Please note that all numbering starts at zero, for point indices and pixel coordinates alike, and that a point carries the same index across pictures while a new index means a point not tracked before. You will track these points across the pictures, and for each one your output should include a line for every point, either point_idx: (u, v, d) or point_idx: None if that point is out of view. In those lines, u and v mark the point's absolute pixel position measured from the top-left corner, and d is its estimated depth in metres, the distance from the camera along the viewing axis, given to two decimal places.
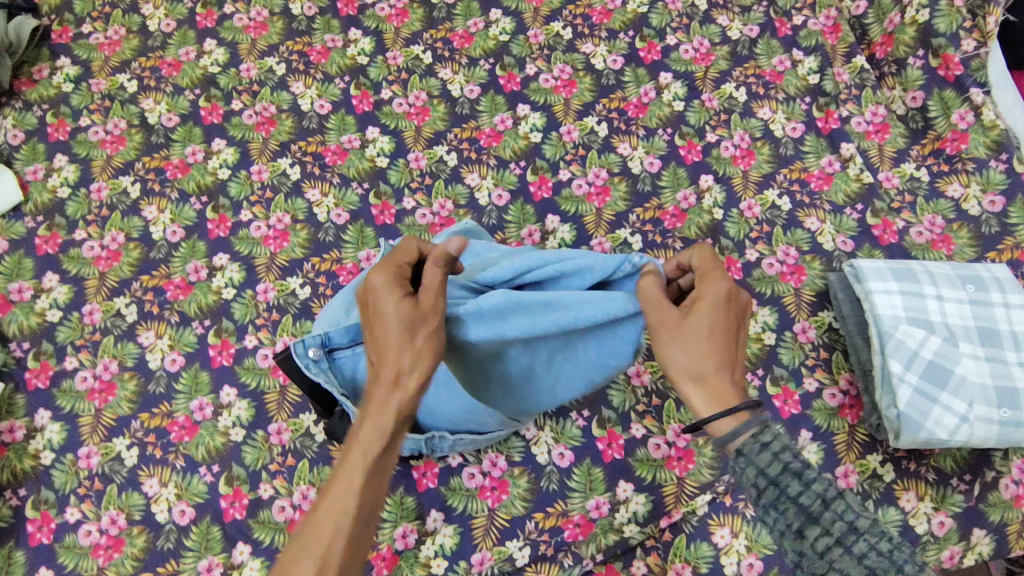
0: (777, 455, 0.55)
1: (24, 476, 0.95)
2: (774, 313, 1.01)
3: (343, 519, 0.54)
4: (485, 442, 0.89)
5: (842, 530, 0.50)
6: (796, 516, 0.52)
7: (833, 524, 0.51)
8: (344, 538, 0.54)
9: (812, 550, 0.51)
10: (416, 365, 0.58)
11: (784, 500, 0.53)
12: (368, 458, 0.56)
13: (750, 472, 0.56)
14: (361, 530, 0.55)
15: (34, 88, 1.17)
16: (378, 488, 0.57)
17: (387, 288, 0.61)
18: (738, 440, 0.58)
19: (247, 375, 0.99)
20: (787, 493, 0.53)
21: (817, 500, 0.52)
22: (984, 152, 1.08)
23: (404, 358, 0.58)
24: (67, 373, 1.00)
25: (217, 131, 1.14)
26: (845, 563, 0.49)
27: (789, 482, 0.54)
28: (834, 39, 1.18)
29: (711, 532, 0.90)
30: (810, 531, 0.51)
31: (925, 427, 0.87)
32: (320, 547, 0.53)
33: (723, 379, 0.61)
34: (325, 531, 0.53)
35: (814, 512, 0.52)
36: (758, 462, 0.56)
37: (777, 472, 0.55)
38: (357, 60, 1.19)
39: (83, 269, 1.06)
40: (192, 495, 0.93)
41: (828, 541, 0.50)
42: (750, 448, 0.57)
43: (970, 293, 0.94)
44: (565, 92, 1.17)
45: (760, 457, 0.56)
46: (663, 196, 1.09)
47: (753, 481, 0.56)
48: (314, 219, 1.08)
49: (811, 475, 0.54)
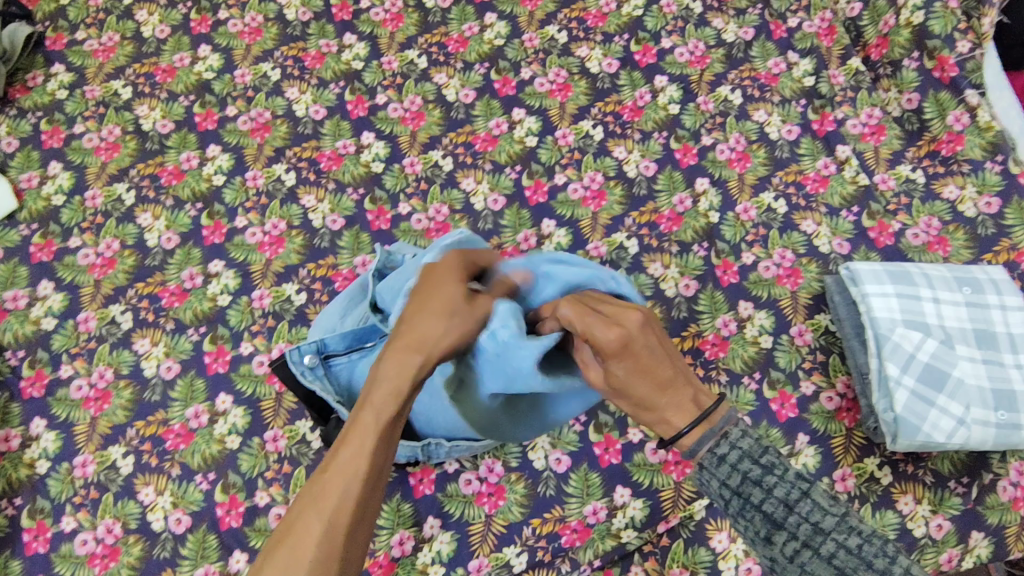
0: (736, 465, 0.55)
1: (19, 485, 0.95)
2: (770, 316, 1.01)
3: (353, 481, 0.49)
4: (484, 448, 0.88)
5: (808, 533, 0.51)
6: (763, 522, 0.53)
7: (798, 527, 0.52)
8: (352, 504, 0.49)
9: (782, 556, 0.52)
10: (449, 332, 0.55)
11: (750, 509, 0.54)
12: (383, 418, 0.52)
13: (714, 484, 0.56)
14: (372, 497, 0.51)
15: (28, 95, 1.17)
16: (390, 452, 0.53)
17: (448, 275, 0.59)
18: (703, 449, 0.56)
19: (243, 383, 0.99)
20: (751, 501, 0.54)
21: (780, 505, 0.53)
22: (979, 153, 1.08)
23: (433, 328, 0.55)
24: (62, 382, 1.00)
25: (211, 137, 1.14)
26: (814, 565, 0.50)
27: (751, 490, 0.54)
28: (830, 41, 1.19)
29: (708, 537, 0.90)
30: (777, 537, 0.53)
31: (921, 431, 0.87)
32: (330, 505, 0.48)
33: (675, 409, 0.56)
34: (336, 490, 0.49)
35: (778, 517, 0.53)
36: (717, 473, 0.56)
37: (738, 482, 0.55)
38: (352, 65, 1.19)
39: (77, 277, 1.06)
40: (189, 503, 0.93)
41: (795, 545, 0.51)
42: (709, 461, 0.56)
43: (966, 296, 0.94)
44: (560, 96, 1.16)
45: (719, 468, 0.56)
46: (659, 200, 1.09)
47: (718, 492, 0.56)
48: (310, 224, 1.08)
49: (772, 479, 0.54)
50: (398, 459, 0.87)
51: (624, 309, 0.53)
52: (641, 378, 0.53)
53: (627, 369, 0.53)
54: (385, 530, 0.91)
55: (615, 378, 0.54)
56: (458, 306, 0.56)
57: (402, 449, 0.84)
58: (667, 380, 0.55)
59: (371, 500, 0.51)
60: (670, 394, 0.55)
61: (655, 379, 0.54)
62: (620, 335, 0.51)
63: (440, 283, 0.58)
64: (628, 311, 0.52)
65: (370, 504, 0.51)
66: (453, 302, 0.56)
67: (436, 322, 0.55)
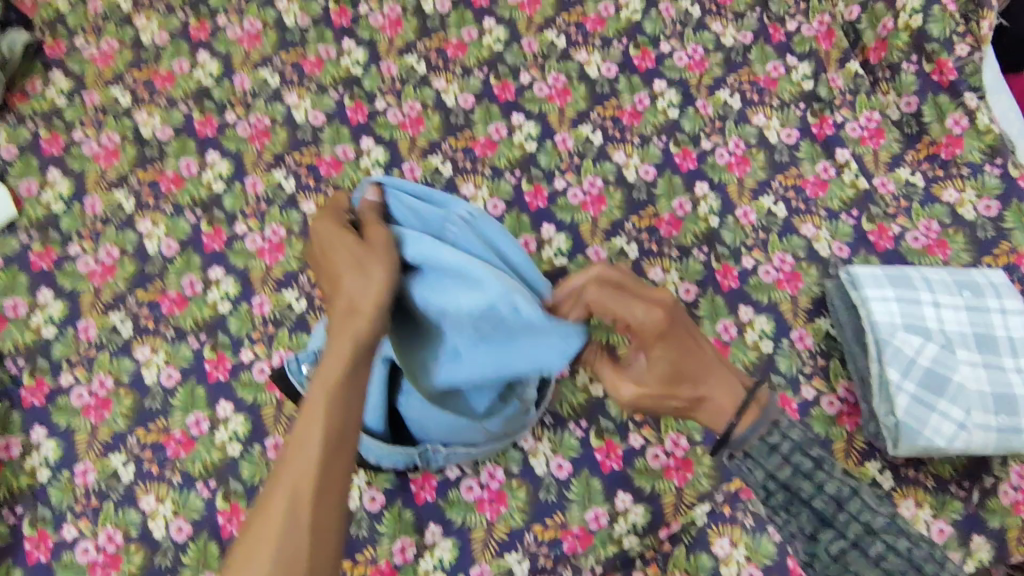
0: (787, 458, 0.71)
1: (20, 494, 0.94)
2: (771, 321, 1.01)
3: (313, 449, 0.53)
4: (481, 454, 0.88)
5: (858, 533, 0.67)
6: (810, 518, 0.69)
7: (846, 528, 0.68)
8: (316, 470, 0.52)
9: (827, 551, 0.67)
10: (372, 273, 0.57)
11: (799, 503, 0.70)
12: (329, 383, 0.55)
13: (759, 475, 0.71)
14: (336, 457, 0.54)
15: (27, 102, 1.17)
16: (349, 412, 0.56)
17: (326, 231, 0.60)
18: (755, 437, 0.72)
19: (244, 390, 0.99)
20: (801, 497, 0.70)
21: (831, 504, 0.69)
22: (978, 156, 1.08)
23: (353, 284, 0.57)
24: (63, 390, 1.00)
25: (211, 144, 1.14)
26: (860, 564, 0.66)
27: (801, 487, 0.70)
28: (829, 45, 1.18)
29: (711, 543, 0.89)
30: (823, 535, 0.68)
31: (922, 435, 0.87)
32: (292, 473, 0.52)
33: (714, 387, 0.74)
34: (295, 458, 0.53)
35: (830, 516, 0.69)
36: (768, 467, 0.71)
37: (790, 478, 0.70)
38: (351, 70, 1.19)
39: (78, 284, 1.06)
40: (190, 511, 0.93)
41: (842, 543, 0.67)
42: (760, 453, 0.71)
43: (967, 299, 0.94)
44: (559, 101, 1.16)
45: (769, 461, 0.71)
46: (659, 205, 1.09)
47: (761, 484, 0.71)
48: (310, 231, 1.08)
49: (823, 477, 0.70)
50: (396, 464, 0.86)
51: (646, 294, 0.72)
52: (681, 361, 0.73)
53: (664, 349, 0.72)
54: (386, 537, 0.91)
55: (659, 366, 0.73)
56: (358, 256, 0.58)
57: (399, 456, 0.83)
58: (698, 357, 0.73)
59: (337, 466, 0.54)
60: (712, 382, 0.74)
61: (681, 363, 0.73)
62: (663, 316, 0.71)
63: (325, 241, 0.60)
64: (658, 294, 0.72)
65: (337, 466, 0.54)
66: (352, 252, 0.58)
67: (347, 272, 0.57)
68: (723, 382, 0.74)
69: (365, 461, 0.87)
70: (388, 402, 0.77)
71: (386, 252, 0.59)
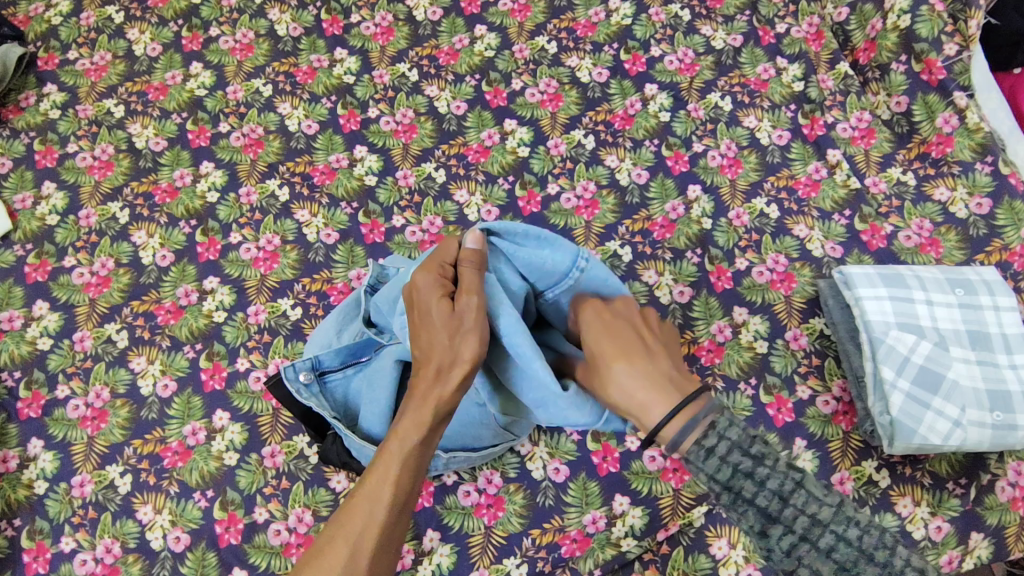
0: (725, 458, 0.56)
1: (18, 507, 0.94)
2: (765, 321, 1.02)
3: (379, 506, 0.58)
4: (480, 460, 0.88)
5: (805, 526, 0.54)
6: (758, 517, 0.55)
7: (795, 521, 0.54)
8: (377, 527, 0.58)
9: (778, 547, 0.54)
10: (459, 355, 0.62)
11: (743, 502, 0.55)
12: (405, 448, 0.60)
13: (700, 478, 0.57)
14: (395, 523, 0.59)
15: (21, 115, 1.18)
16: (415, 476, 0.61)
17: (427, 290, 0.66)
18: (687, 440, 0.58)
19: (240, 400, 0.99)
20: (744, 496, 0.55)
21: (776, 499, 0.55)
22: (969, 154, 1.08)
23: (444, 354, 0.63)
24: (59, 402, 1.00)
25: (205, 154, 1.14)
26: (812, 558, 0.53)
27: (744, 485, 0.55)
28: (818, 46, 1.19)
29: (709, 544, 0.90)
30: (773, 530, 0.55)
31: (918, 433, 0.87)
32: (355, 530, 0.58)
33: (644, 373, 0.62)
34: (360, 517, 0.58)
35: (776, 511, 0.55)
36: (706, 467, 0.56)
37: (729, 477, 0.55)
38: (344, 79, 1.20)
39: (73, 296, 1.06)
40: (187, 521, 0.93)
41: (793, 539, 0.54)
42: (695, 456, 0.57)
43: (959, 297, 0.95)
44: (551, 106, 1.17)
45: (707, 464, 0.56)
46: (652, 208, 1.09)
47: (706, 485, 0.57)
48: (304, 239, 1.08)
49: (764, 472, 0.55)
50: None
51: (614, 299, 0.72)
52: (603, 337, 0.65)
53: (593, 328, 0.67)
54: None
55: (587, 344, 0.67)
56: (447, 328, 0.63)
57: None
58: (630, 348, 0.64)
59: (394, 534, 0.59)
60: (647, 371, 0.62)
61: (609, 352, 0.64)
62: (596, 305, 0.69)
63: (424, 302, 0.65)
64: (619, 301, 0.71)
65: (395, 530, 0.59)
66: (445, 324, 0.63)
67: (438, 347, 0.63)
68: (657, 378, 0.61)
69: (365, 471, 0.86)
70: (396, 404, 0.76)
71: (472, 325, 0.63)
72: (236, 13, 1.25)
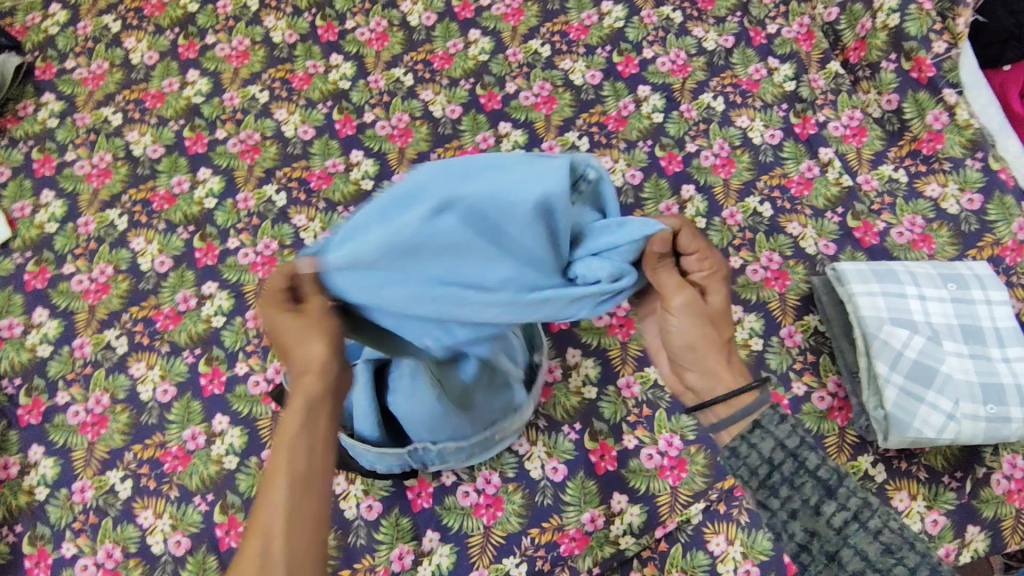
0: (795, 428, 0.60)
1: (19, 513, 0.95)
2: (760, 319, 1.02)
3: (278, 489, 0.51)
4: (476, 446, 0.87)
5: (856, 505, 0.56)
6: (814, 491, 0.57)
7: (848, 500, 0.56)
8: (281, 505, 0.50)
9: (828, 524, 0.56)
10: (309, 349, 0.54)
11: (804, 474, 0.58)
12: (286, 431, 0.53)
13: (767, 445, 0.60)
14: (304, 494, 0.52)
15: (19, 125, 1.19)
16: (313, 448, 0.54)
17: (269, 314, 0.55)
18: (760, 408, 0.62)
19: (239, 403, 0.99)
20: (807, 467, 0.58)
21: (833, 474, 0.58)
22: (960, 151, 1.09)
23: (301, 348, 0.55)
24: (59, 408, 1.00)
25: (202, 161, 1.15)
26: (858, 538, 0.55)
27: (809, 456, 0.58)
28: (809, 46, 1.20)
29: (706, 540, 0.90)
30: (826, 507, 0.56)
31: (912, 426, 0.88)
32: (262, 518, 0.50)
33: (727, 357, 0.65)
34: (263, 504, 0.51)
35: (830, 486, 0.57)
36: (778, 433, 0.60)
37: (796, 445, 0.59)
38: (339, 84, 1.20)
39: (72, 303, 1.06)
40: (188, 525, 0.93)
41: (844, 516, 0.56)
42: (769, 421, 0.61)
43: (951, 292, 0.96)
44: (545, 108, 1.18)
45: (780, 429, 0.60)
46: (646, 208, 1.10)
47: (768, 455, 0.59)
48: (302, 243, 1.09)
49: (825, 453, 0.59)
50: (390, 470, 0.86)
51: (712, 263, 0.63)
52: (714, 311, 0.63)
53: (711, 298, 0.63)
54: (384, 544, 0.91)
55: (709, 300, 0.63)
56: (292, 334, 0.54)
57: (390, 459, 0.83)
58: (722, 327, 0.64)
59: (307, 501, 0.52)
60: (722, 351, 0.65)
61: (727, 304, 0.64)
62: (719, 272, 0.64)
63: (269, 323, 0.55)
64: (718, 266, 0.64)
65: (307, 499, 0.52)
66: (289, 321, 0.54)
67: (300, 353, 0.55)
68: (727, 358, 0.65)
69: (361, 468, 0.87)
70: (379, 404, 0.78)
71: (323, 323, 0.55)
72: (232, 21, 1.26)
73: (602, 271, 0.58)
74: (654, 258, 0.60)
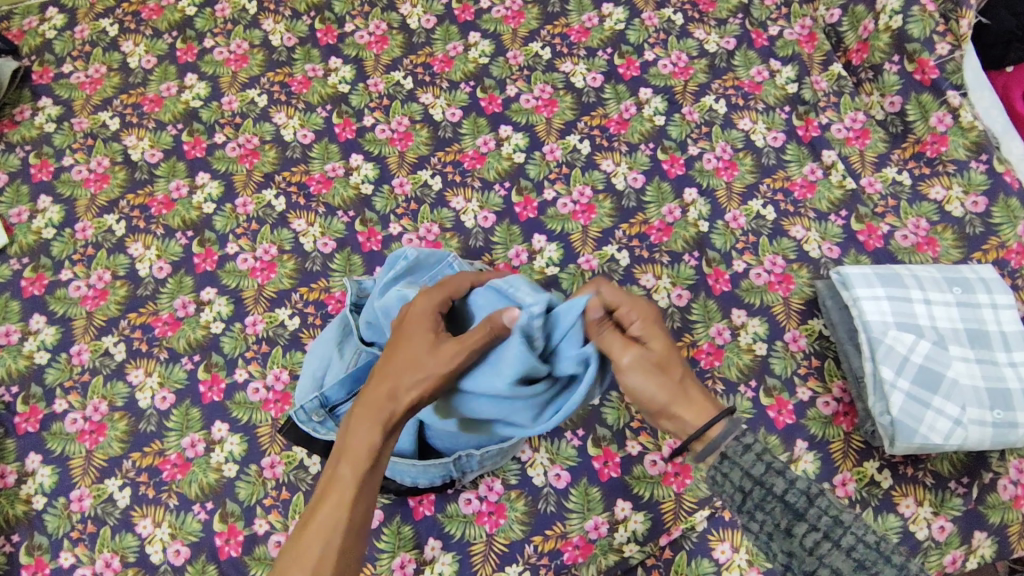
0: (760, 455, 0.62)
1: (17, 523, 0.94)
2: (764, 323, 1.02)
3: (338, 527, 0.57)
4: (513, 446, 0.86)
5: (828, 525, 0.58)
6: (785, 514, 0.60)
7: (819, 520, 0.59)
8: (336, 545, 0.56)
9: (802, 545, 0.58)
10: (415, 377, 0.62)
11: (772, 499, 0.60)
12: (360, 470, 0.59)
13: (736, 473, 0.63)
14: (354, 537, 0.58)
15: (17, 130, 1.18)
16: (370, 498, 0.60)
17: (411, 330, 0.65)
18: (728, 437, 0.64)
19: (238, 410, 0.98)
20: (774, 491, 0.60)
21: (802, 496, 0.60)
22: (964, 153, 1.09)
23: (410, 384, 0.62)
24: (57, 416, 0.99)
25: (200, 165, 1.14)
26: (834, 557, 0.57)
27: (775, 480, 0.61)
28: (811, 48, 1.19)
29: (711, 548, 0.89)
30: (797, 529, 0.59)
31: (919, 433, 0.87)
32: (318, 544, 0.56)
33: (695, 400, 0.67)
34: (321, 534, 0.57)
35: (801, 509, 0.59)
36: (743, 461, 0.63)
37: (761, 471, 0.61)
38: (338, 88, 1.20)
39: (70, 309, 1.05)
40: (187, 534, 0.92)
41: (816, 536, 0.58)
42: (734, 450, 0.63)
43: (957, 296, 0.95)
44: (546, 111, 1.17)
45: (744, 459, 0.63)
46: (648, 212, 1.09)
47: (738, 484, 0.62)
48: (301, 248, 1.08)
49: (792, 473, 0.61)
50: (434, 481, 0.85)
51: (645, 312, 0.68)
52: (661, 358, 0.66)
53: (655, 346, 0.66)
54: (386, 553, 0.90)
55: (657, 346, 0.67)
56: (408, 365, 0.62)
57: (434, 471, 0.82)
58: (678, 371, 0.67)
59: (352, 546, 0.58)
60: (685, 397, 0.66)
61: (669, 348, 0.67)
62: (654, 315, 0.68)
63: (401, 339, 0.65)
64: (653, 313, 0.68)
65: (354, 546, 0.58)
66: (417, 348, 0.63)
67: (403, 375, 0.62)
68: (694, 399, 0.67)
69: (403, 484, 0.86)
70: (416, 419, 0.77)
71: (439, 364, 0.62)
72: (231, 24, 1.25)
73: (573, 364, 0.66)
74: (595, 324, 0.66)
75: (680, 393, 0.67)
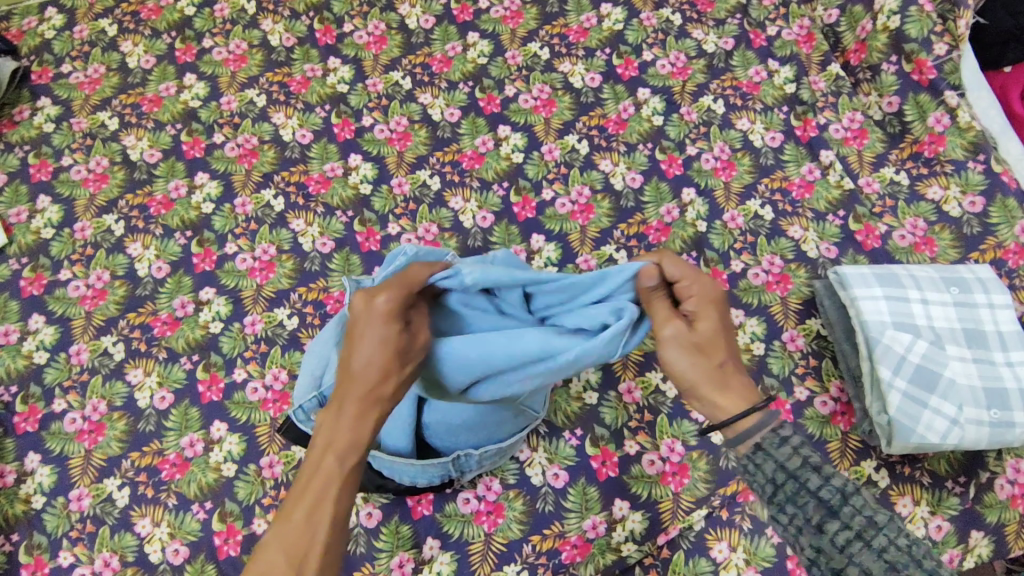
0: (797, 449, 0.63)
1: (16, 522, 0.94)
2: (762, 322, 1.02)
3: (320, 527, 0.57)
4: (512, 446, 0.87)
5: (860, 525, 0.59)
6: (816, 510, 0.61)
7: (852, 519, 0.59)
8: (319, 547, 0.56)
9: (832, 542, 0.59)
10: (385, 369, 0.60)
11: (805, 494, 0.61)
12: (342, 467, 0.59)
13: (769, 466, 0.63)
14: (336, 535, 0.58)
15: (16, 130, 1.18)
16: (350, 493, 0.60)
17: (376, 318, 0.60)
18: (761, 433, 0.65)
19: (237, 410, 0.99)
20: (808, 487, 0.61)
21: (836, 494, 0.61)
22: (961, 153, 1.09)
23: (382, 379, 0.60)
24: (56, 415, 1.00)
25: (199, 165, 1.14)
26: (863, 555, 0.58)
27: (811, 476, 0.61)
28: (809, 48, 1.20)
29: (709, 547, 0.90)
30: (829, 525, 0.60)
31: (915, 432, 0.87)
32: (299, 547, 0.56)
33: (736, 386, 0.67)
34: (305, 535, 0.57)
35: (833, 505, 0.60)
36: (778, 454, 0.63)
37: (797, 466, 0.62)
38: (337, 88, 1.20)
39: (69, 309, 1.06)
40: (186, 533, 0.93)
41: (847, 535, 0.59)
42: (770, 443, 0.64)
43: (954, 296, 0.95)
44: (545, 111, 1.17)
45: (780, 452, 0.63)
46: (647, 212, 1.10)
47: (770, 477, 0.63)
48: (300, 249, 1.08)
49: (829, 469, 0.62)
50: (432, 481, 0.85)
51: (705, 290, 0.67)
52: (707, 340, 0.66)
53: (707, 326, 0.66)
54: (384, 553, 0.91)
55: (706, 329, 0.66)
56: (376, 359, 0.60)
57: (433, 471, 0.82)
58: (722, 355, 0.67)
59: (335, 544, 0.58)
60: (723, 382, 0.67)
61: (719, 332, 0.67)
62: (716, 297, 0.67)
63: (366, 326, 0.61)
64: (715, 294, 0.67)
65: (335, 544, 0.58)
66: (382, 334, 0.60)
67: (372, 367, 0.60)
68: (730, 386, 0.67)
69: (400, 484, 0.86)
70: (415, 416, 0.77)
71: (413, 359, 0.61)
72: (229, 24, 1.25)
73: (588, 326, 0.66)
74: (648, 290, 0.66)
75: (716, 377, 0.67)
